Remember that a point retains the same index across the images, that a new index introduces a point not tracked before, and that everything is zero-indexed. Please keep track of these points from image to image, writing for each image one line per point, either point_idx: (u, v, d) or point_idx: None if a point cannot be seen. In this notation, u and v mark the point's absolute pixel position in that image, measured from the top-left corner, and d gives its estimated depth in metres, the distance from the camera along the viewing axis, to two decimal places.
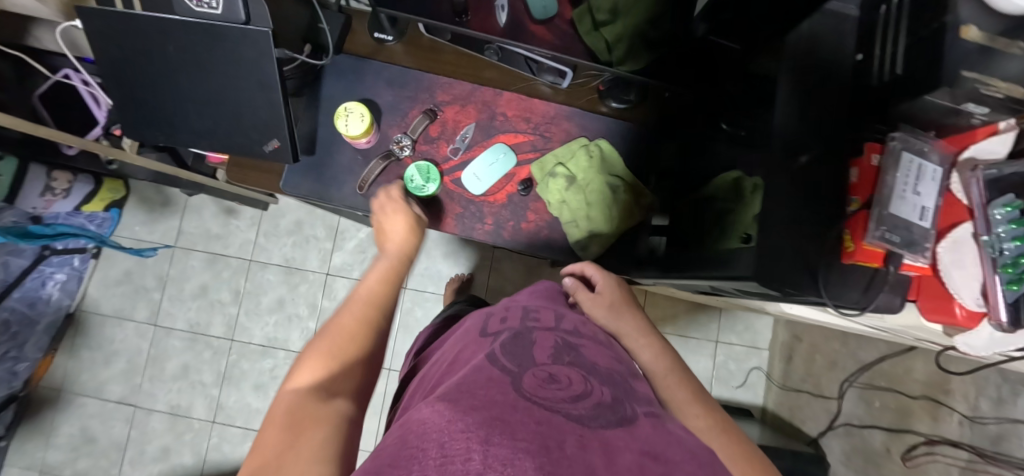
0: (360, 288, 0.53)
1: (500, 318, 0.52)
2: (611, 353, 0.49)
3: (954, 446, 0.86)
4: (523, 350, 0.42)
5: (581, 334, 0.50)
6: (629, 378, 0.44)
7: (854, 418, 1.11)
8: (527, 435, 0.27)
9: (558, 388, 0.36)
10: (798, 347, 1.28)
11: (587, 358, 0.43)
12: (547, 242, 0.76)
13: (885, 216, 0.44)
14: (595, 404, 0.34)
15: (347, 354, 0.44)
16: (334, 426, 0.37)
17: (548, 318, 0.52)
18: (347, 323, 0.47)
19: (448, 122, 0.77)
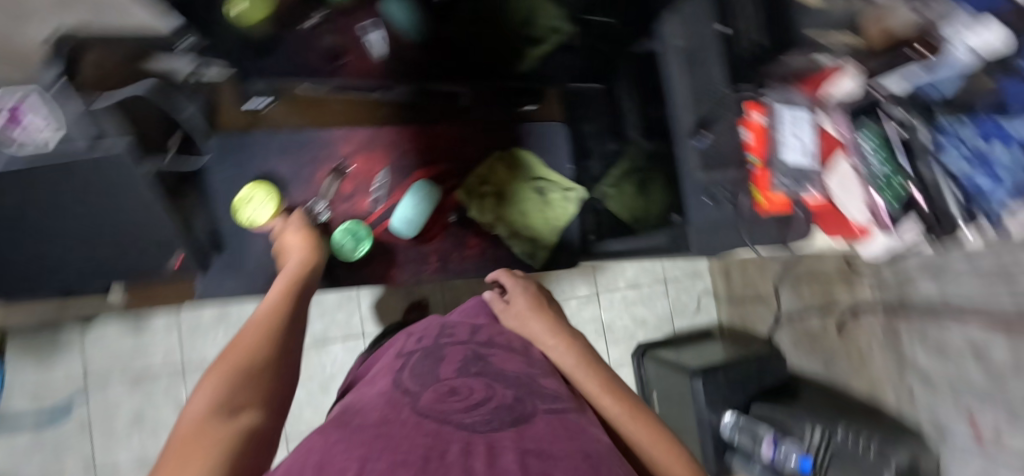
0: (260, 314, 0.47)
1: (415, 343, 0.56)
2: (521, 357, 0.54)
3: (873, 308, 1.03)
4: (431, 371, 0.48)
5: (493, 345, 0.55)
6: (536, 376, 0.50)
7: (793, 308, 1.25)
8: (409, 446, 0.33)
9: (458, 400, 0.42)
10: (733, 264, 1.42)
11: (494, 368, 0.49)
12: (494, 263, 0.76)
13: (780, 165, 0.52)
14: (491, 409, 0.41)
15: (248, 364, 0.39)
16: (238, 440, 0.32)
17: (463, 332, 0.57)
18: (248, 342, 0.42)
19: (358, 175, 0.76)
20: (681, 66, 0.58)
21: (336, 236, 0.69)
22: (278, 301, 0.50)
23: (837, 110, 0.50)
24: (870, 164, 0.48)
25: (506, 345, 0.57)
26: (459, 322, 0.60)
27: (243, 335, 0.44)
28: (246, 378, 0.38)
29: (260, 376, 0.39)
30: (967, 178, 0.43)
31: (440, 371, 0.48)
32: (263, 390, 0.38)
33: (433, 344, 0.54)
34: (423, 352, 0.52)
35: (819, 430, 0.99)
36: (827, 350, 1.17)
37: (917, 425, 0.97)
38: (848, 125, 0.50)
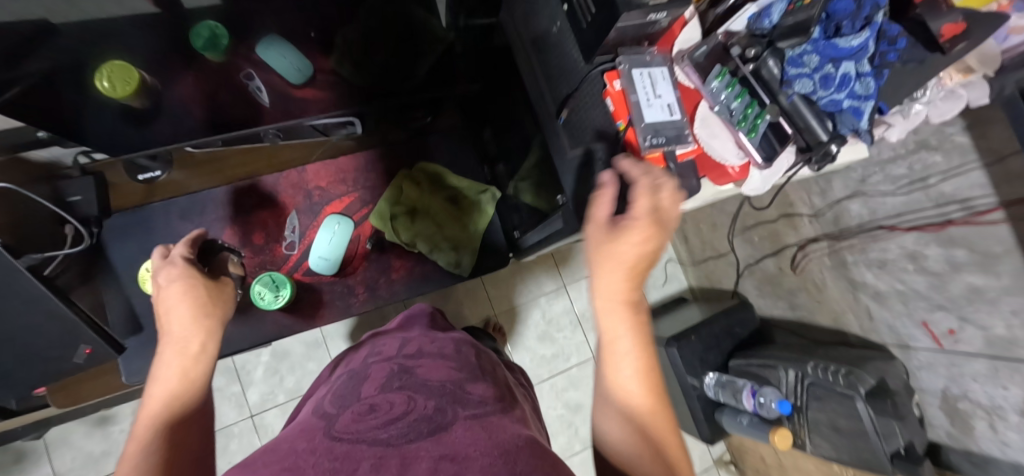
0: (134, 445, 0.32)
1: (347, 370, 0.55)
2: (450, 364, 0.53)
3: (815, 241, 1.05)
4: (355, 390, 0.47)
5: (421, 356, 0.54)
6: (462, 383, 0.48)
7: (749, 258, 1.26)
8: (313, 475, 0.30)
9: (377, 415, 0.39)
10: (687, 227, 1.43)
11: (418, 380, 0.47)
12: (423, 280, 0.76)
13: (646, 126, 0.49)
14: (409, 422, 0.38)
15: None
16: None
17: (392, 347, 0.57)
18: None
19: (268, 224, 0.77)
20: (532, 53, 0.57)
21: (255, 288, 0.67)
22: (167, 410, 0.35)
23: (685, 61, 0.51)
24: (728, 101, 0.52)
25: (434, 355, 0.55)
26: (389, 340, 0.60)
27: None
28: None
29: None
30: (818, 96, 0.50)
31: (363, 392, 0.46)
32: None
33: (361, 369, 0.53)
34: (356, 377, 0.51)
35: (792, 372, 1.00)
36: (787, 290, 1.18)
37: (882, 344, 0.98)
38: (697, 74, 0.51)
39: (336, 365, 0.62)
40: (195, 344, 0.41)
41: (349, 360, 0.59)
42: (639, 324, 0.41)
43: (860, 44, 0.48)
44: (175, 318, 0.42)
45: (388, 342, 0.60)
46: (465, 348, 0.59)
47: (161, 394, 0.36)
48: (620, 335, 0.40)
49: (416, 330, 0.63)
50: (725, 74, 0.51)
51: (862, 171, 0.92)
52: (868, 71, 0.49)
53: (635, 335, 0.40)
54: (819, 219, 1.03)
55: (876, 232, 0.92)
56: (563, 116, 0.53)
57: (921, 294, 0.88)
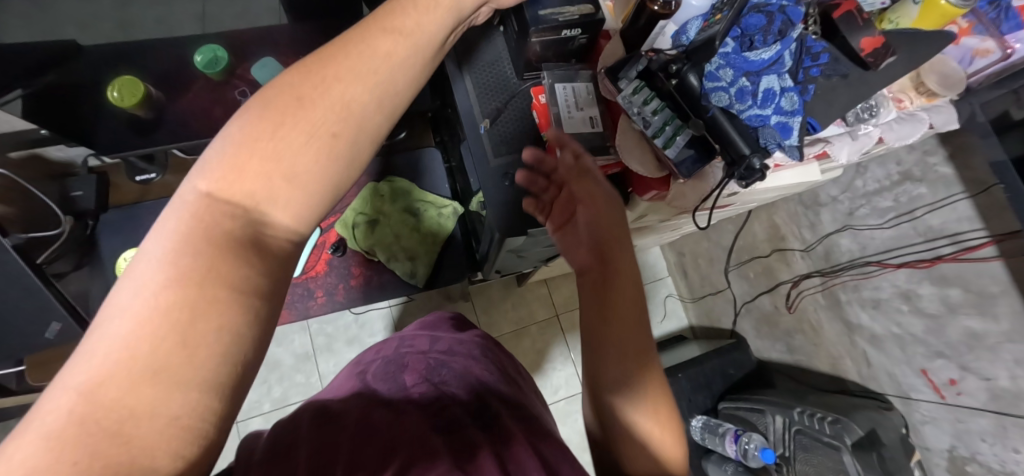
0: (342, 85, 0.29)
1: (380, 356, 0.60)
2: (480, 365, 0.59)
3: (808, 277, 0.99)
4: (396, 377, 0.53)
5: (452, 354, 0.60)
6: (498, 386, 0.56)
7: (745, 294, 1.19)
8: (391, 434, 0.38)
9: (428, 404, 0.48)
10: (686, 262, 1.38)
11: (462, 376, 0.55)
12: (381, 288, 0.78)
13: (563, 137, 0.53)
14: (462, 414, 0.47)
15: (235, 237, 0.26)
16: (174, 335, 0.22)
17: (423, 343, 0.62)
18: (233, 205, 0.26)
19: None
20: (458, 69, 0.60)
21: None
22: (359, 68, 0.30)
23: (604, 77, 0.55)
24: (648, 114, 0.52)
25: (464, 352, 0.61)
26: (413, 336, 0.66)
27: (254, 139, 0.27)
28: (177, 315, 0.23)
29: (187, 332, 0.23)
30: (737, 109, 0.50)
31: (406, 381, 0.53)
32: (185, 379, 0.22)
33: (399, 357, 0.58)
34: (391, 365, 0.57)
35: (780, 417, 0.92)
36: (784, 331, 1.10)
37: (882, 394, 0.89)
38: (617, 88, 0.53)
39: (364, 351, 0.65)
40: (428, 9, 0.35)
41: (382, 344, 0.65)
42: (628, 294, 0.47)
43: (772, 57, 0.49)
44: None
45: (415, 338, 0.65)
46: (489, 349, 0.66)
47: (381, 33, 0.32)
48: (611, 305, 0.47)
49: (442, 329, 0.69)
50: (643, 89, 0.52)
51: (849, 203, 0.87)
52: (792, 86, 0.50)
53: (629, 305, 0.47)
54: (811, 254, 0.97)
55: (867, 269, 0.86)
56: (483, 125, 0.58)
57: (918, 339, 0.80)
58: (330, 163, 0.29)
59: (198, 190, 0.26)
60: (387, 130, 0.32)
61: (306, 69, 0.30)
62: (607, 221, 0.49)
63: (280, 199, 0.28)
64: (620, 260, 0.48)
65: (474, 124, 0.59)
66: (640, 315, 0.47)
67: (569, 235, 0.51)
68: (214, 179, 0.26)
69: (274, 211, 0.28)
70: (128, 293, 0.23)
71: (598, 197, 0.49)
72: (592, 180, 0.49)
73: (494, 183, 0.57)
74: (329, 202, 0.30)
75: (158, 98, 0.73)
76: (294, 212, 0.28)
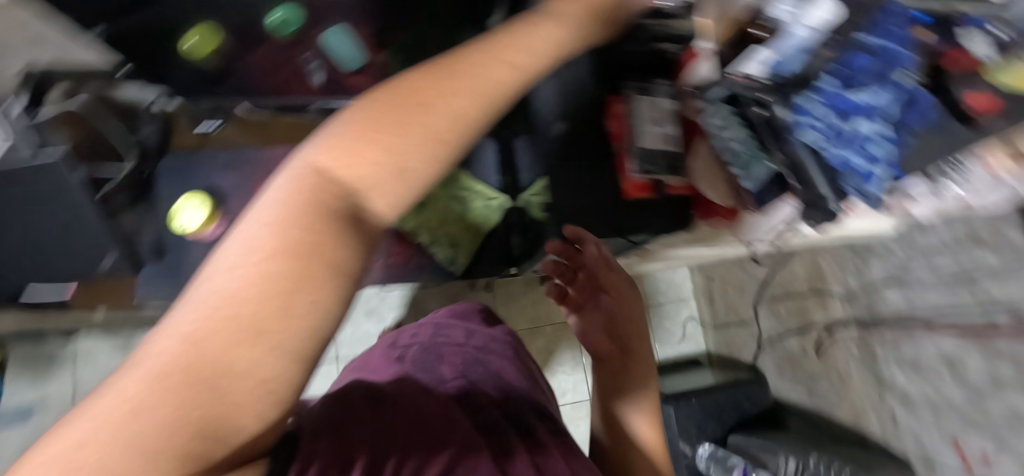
0: (461, 92, 0.32)
1: (417, 343, 0.62)
2: (513, 367, 0.60)
3: (846, 325, 0.96)
4: (434, 368, 0.56)
5: (487, 351, 0.61)
6: (529, 392, 0.57)
7: (772, 331, 1.17)
8: (441, 432, 0.38)
9: (467, 403, 0.49)
10: (714, 287, 1.36)
11: (496, 378, 0.56)
12: (419, 270, 0.79)
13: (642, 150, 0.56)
14: (497, 416, 0.47)
15: (341, 214, 0.28)
16: (271, 299, 0.24)
17: (459, 334, 0.63)
18: (342, 185, 0.29)
19: None
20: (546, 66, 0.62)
21: None
22: (470, 84, 0.32)
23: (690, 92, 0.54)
24: (727, 139, 0.53)
25: (498, 351, 0.62)
26: (448, 323, 0.67)
27: (372, 127, 0.29)
28: (278, 284, 0.24)
29: (290, 301, 0.24)
30: (828, 150, 0.48)
31: (443, 374, 0.54)
32: (283, 342, 0.24)
33: (437, 347, 0.60)
34: (428, 355, 0.59)
35: (792, 460, 0.91)
36: (811, 376, 1.08)
37: (904, 456, 0.87)
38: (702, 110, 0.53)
39: (397, 332, 0.68)
40: (545, 35, 0.37)
41: (417, 326, 0.67)
42: (637, 345, 0.66)
43: (874, 101, 0.46)
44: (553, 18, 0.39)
45: (451, 327, 0.66)
46: (519, 346, 0.67)
47: (499, 53, 0.35)
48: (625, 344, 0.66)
49: (474, 319, 0.70)
50: (729, 115, 0.52)
51: (902, 257, 0.83)
52: (889, 133, 0.47)
53: (637, 349, 0.66)
54: (851, 302, 0.94)
55: (911, 327, 0.83)
56: (560, 127, 0.64)
57: (954, 407, 0.77)
58: (433, 164, 0.31)
59: (315, 162, 0.29)
60: (483, 135, 0.34)
61: (428, 74, 0.33)
62: (625, 305, 0.67)
63: (382, 186, 0.30)
64: (634, 337, 0.66)
65: (551, 127, 0.64)
66: (642, 360, 0.65)
67: (589, 318, 0.67)
68: (329, 156, 0.29)
69: (371, 194, 0.30)
70: (241, 254, 0.25)
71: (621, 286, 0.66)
72: (618, 272, 0.66)
73: (562, 188, 0.64)
74: (421, 194, 0.32)
75: (229, 51, 0.74)
76: (392, 201, 0.30)
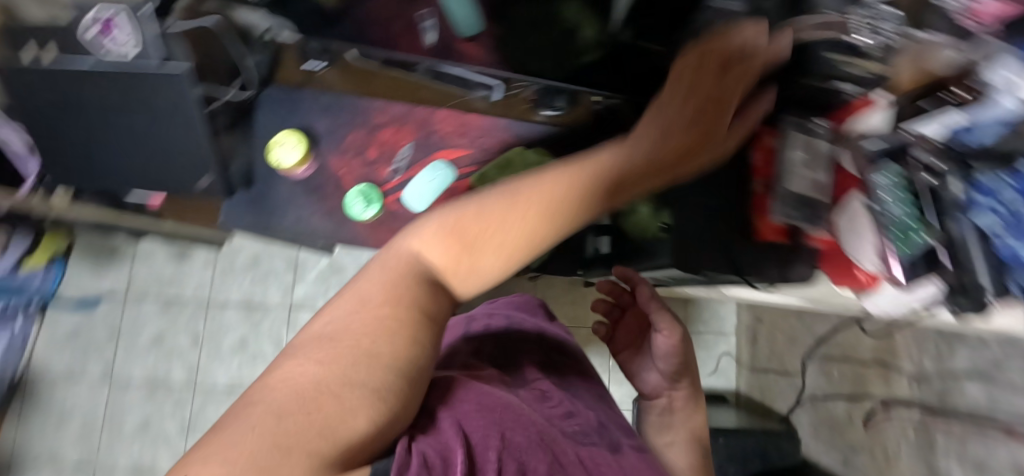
0: (554, 192, 0.30)
1: (490, 340, 0.65)
2: (581, 375, 0.64)
3: (908, 406, 0.91)
4: (512, 366, 0.58)
5: (558, 357, 0.66)
6: (601, 399, 0.60)
7: (817, 390, 1.13)
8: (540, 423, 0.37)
9: (550, 405, 0.50)
10: (761, 329, 1.32)
11: (567, 381, 0.59)
12: None
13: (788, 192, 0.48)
14: (580, 425, 0.48)
15: (419, 295, 0.28)
16: (372, 341, 0.25)
17: (533, 333, 0.68)
18: (423, 273, 0.30)
19: (385, 144, 0.79)
20: None
21: (351, 195, 0.75)
22: (559, 185, 0.31)
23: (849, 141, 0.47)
24: (886, 207, 0.44)
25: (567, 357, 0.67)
26: (519, 321, 0.71)
27: (460, 217, 0.30)
28: (382, 326, 0.26)
29: (393, 335, 0.26)
30: (1000, 237, 0.37)
31: (525, 373, 0.57)
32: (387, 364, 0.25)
33: (507, 341, 0.64)
34: (500, 348, 0.63)
35: None
36: (850, 445, 1.04)
37: None
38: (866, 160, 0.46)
39: (466, 323, 0.72)
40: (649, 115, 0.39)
41: (492, 318, 0.71)
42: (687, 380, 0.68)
43: None
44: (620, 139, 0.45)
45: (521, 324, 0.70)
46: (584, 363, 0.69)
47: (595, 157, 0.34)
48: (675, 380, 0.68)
49: (537, 319, 0.74)
50: (896, 183, 0.44)
51: None
52: None
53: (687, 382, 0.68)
54: (920, 385, 0.89)
55: (985, 428, 0.76)
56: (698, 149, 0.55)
57: None
58: (514, 259, 0.31)
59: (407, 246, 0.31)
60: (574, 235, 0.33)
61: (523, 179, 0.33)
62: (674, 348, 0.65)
63: (463, 274, 0.31)
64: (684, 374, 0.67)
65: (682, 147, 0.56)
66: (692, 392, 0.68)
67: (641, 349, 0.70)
68: (421, 241, 0.31)
69: (453, 280, 0.31)
70: (351, 310, 0.27)
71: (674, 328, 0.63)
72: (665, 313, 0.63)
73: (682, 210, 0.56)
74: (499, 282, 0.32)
75: None
76: (471, 287, 0.31)
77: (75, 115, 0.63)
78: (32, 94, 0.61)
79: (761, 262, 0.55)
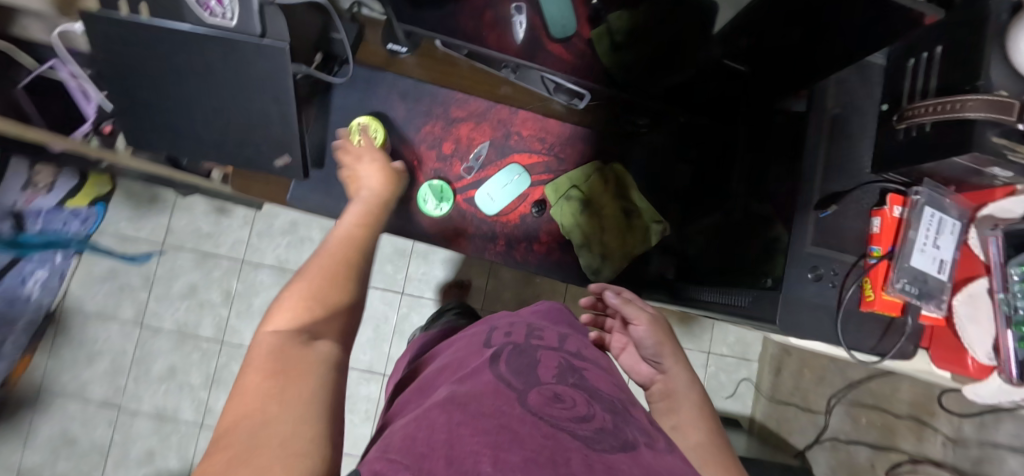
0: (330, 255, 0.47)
1: (495, 339, 0.52)
2: (612, 380, 0.48)
3: None
4: (528, 369, 0.43)
5: (584, 358, 0.50)
6: (634, 406, 0.44)
7: (840, 432, 1.14)
8: (528, 443, 0.30)
9: (564, 407, 0.37)
10: (787, 360, 1.28)
11: (591, 383, 0.43)
12: (556, 265, 0.77)
13: (911, 270, 0.48)
14: (600, 427, 0.35)
15: (282, 357, 0.34)
16: (265, 391, 0.31)
17: (552, 336, 0.52)
18: (269, 344, 0.36)
19: (462, 139, 0.77)
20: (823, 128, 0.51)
21: (424, 190, 0.75)
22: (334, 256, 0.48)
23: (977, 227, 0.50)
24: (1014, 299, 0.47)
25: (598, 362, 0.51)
26: (545, 325, 0.56)
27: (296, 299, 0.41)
28: (260, 385, 0.31)
29: (283, 389, 0.31)
30: None
31: (536, 371, 0.43)
32: (303, 390, 0.32)
33: (520, 342, 0.49)
34: (511, 347, 0.48)
35: None
36: None
37: None
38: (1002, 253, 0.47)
39: (479, 331, 0.58)
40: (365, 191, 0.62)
41: (496, 329, 0.55)
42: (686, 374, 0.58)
43: None
44: (352, 213, 0.57)
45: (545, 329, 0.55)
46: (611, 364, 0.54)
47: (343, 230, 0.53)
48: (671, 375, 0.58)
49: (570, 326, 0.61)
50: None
51: None
52: None
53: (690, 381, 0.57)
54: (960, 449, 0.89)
55: None
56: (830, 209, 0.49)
57: None
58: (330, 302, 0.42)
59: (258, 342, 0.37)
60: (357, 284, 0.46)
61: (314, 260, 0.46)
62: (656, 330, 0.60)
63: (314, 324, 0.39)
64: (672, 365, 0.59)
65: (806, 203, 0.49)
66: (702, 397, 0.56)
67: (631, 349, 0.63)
68: (274, 326, 0.38)
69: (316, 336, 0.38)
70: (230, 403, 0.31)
71: (642, 311, 0.60)
72: (633, 299, 0.61)
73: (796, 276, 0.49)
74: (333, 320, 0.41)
75: None
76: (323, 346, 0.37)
77: (160, 79, 0.61)
78: (116, 52, 0.58)
79: (862, 334, 0.51)
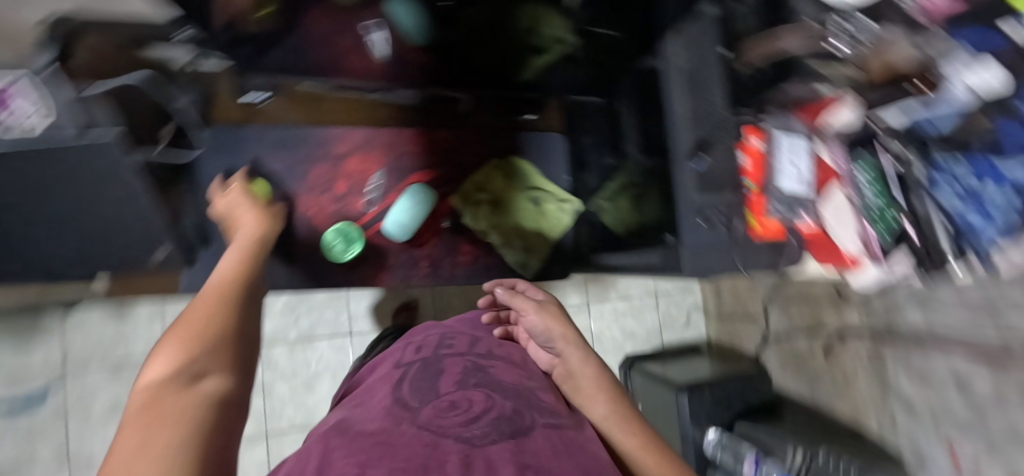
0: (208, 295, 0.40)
1: (397, 355, 0.51)
2: (519, 371, 0.50)
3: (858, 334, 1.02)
4: (430, 379, 0.43)
5: (493, 357, 0.51)
6: (535, 391, 0.46)
7: (780, 330, 1.25)
8: (406, 454, 0.31)
9: (457, 411, 0.38)
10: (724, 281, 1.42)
11: (494, 379, 0.44)
12: (484, 270, 0.78)
13: (782, 194, 0.51)
14: (491, 420, 0.37)
15: (151, 410, 0.28)
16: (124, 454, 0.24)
17: (463, 343, 0.51)
18: (137, 400, 0.29)
19: (353, 175, 0.75)
20: None
21: (329, 237, 0.71)
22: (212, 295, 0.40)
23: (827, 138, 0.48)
24: (866, 196, 0.44)
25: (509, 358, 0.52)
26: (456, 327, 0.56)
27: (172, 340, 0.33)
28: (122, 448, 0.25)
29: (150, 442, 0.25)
30: None
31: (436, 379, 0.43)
32: (176, 439, 0.26)
33: (431, 351, 0.48)
34: (420, 358, 0.47)
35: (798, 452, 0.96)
36: (812, 372, 1.17)
37: (895, 452, 0.95)
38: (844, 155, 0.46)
39: (395, 346, 0.55)
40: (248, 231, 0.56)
41: (409, 343, 0.52)
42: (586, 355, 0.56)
43: None
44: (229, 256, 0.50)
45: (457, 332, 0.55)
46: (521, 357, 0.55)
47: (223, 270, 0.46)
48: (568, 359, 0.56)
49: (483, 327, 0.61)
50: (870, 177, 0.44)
51: None
52: None
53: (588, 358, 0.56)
54: None
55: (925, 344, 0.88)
56: None
57: (955, 418, 0.82)
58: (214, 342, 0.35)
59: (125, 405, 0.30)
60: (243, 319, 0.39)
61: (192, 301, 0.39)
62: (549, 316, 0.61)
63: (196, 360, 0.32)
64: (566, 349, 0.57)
65: None
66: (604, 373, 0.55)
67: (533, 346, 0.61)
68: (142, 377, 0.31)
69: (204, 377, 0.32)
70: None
71: (529, 302, 0.62)
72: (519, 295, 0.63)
73: None
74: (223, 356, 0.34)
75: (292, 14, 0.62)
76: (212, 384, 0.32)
77: None
78: None
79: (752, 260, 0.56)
